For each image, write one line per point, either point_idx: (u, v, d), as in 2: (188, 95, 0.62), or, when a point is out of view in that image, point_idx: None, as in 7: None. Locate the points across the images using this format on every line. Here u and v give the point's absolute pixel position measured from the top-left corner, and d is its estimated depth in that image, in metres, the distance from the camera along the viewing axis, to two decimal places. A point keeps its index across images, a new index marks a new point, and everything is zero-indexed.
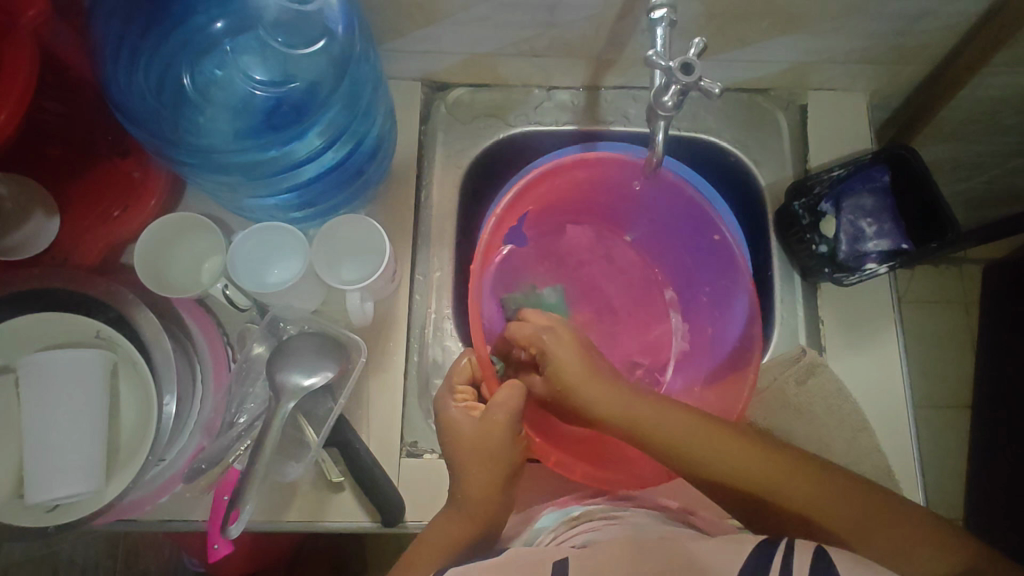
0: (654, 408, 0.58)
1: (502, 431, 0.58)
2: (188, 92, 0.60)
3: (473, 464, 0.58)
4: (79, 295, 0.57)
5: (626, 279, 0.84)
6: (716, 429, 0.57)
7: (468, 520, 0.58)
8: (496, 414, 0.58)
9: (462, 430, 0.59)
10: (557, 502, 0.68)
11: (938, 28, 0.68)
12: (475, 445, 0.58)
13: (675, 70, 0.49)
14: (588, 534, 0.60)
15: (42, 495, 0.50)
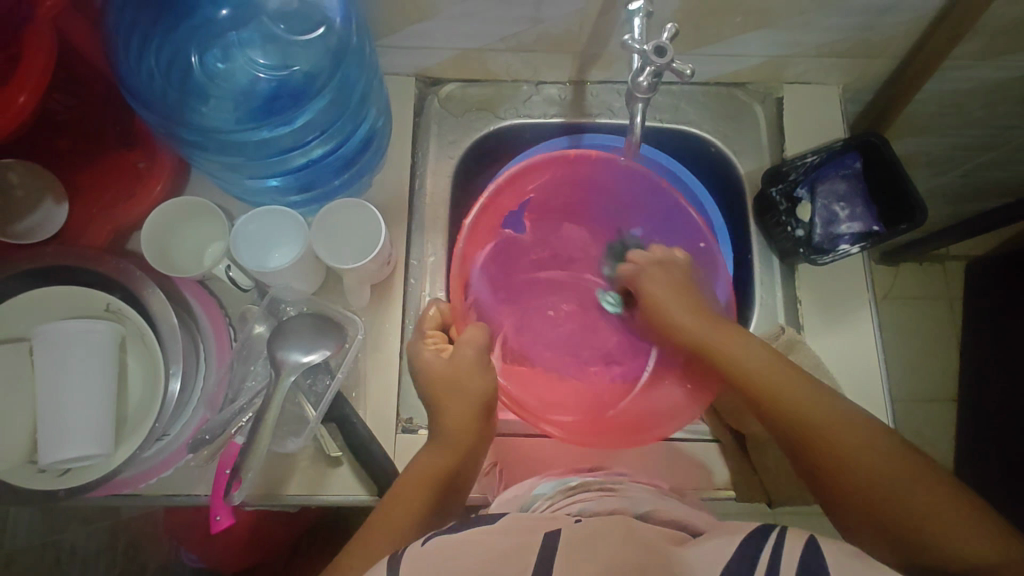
0: (728, 337, 0.65)
1: (469, 364, 0.66)
2: (195, 74, 0.63)
3: (443, 395, 0.65)
4: (91, 271, 0.60)
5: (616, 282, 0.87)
6: (802, 377, 0.61)
7: (447, 450, 0.63)
8: (464, 352, 0.66)
9: (432, 371, 0.66)
10: (555, 475, 0.69)
11: (903, 22, 0.72)
12: (445, 379, 0.65)
13: (650, 53, 0.52)
14: (585, 502, 0.61)
15: (53, 457, 0.53)
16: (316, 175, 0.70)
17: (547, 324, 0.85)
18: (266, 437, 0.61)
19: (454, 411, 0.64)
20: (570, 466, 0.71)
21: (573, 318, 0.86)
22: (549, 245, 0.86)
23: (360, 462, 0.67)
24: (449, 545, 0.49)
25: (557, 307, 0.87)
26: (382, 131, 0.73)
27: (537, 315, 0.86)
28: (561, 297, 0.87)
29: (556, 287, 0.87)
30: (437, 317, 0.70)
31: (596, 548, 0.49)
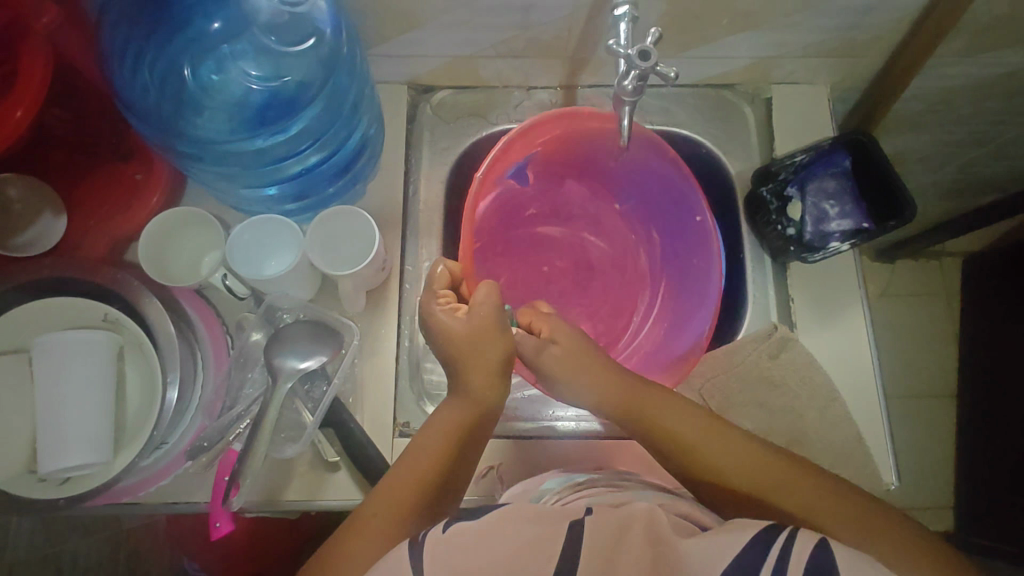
0: (652, 392, 0.62)
1: (492, 324, 0.60)
2: (189, 87, 0.64)
3: (467, 357, 0.60)
4: (88, 281, 0.60)
5: (612, 243, 0.85)
6: (716, 426, 0.60)
7: (466, 406, 0.60)
8: (482, 311, 0.60)
9: (451, 331, 0.61)
10: (560, 470, 0.71)
11: (887, 21, 0.73)
12: (468, 340, 0.60)
13: (633, 57, 0.53)
14: (592, 496, 0.62)
15: (53, 465, 0.53)
16: (309, 183, 0.71)
17: (538, 277, 0.84)
18: (264, 443, 0.62)
19: (477, 371, 0.60)
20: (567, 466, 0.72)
21: (565, 278, 0.84)
22: (550, 198, 0.83)
23: (358, 467, 0.67)
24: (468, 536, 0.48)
25: (554, 264, 0.84)
26: (373, 139, 0.74)
27: (531, 270, 0.84)
28: (557, 255, 0.85)
29: (552, 244, 0.85)
30: (447, 277, 0.66)
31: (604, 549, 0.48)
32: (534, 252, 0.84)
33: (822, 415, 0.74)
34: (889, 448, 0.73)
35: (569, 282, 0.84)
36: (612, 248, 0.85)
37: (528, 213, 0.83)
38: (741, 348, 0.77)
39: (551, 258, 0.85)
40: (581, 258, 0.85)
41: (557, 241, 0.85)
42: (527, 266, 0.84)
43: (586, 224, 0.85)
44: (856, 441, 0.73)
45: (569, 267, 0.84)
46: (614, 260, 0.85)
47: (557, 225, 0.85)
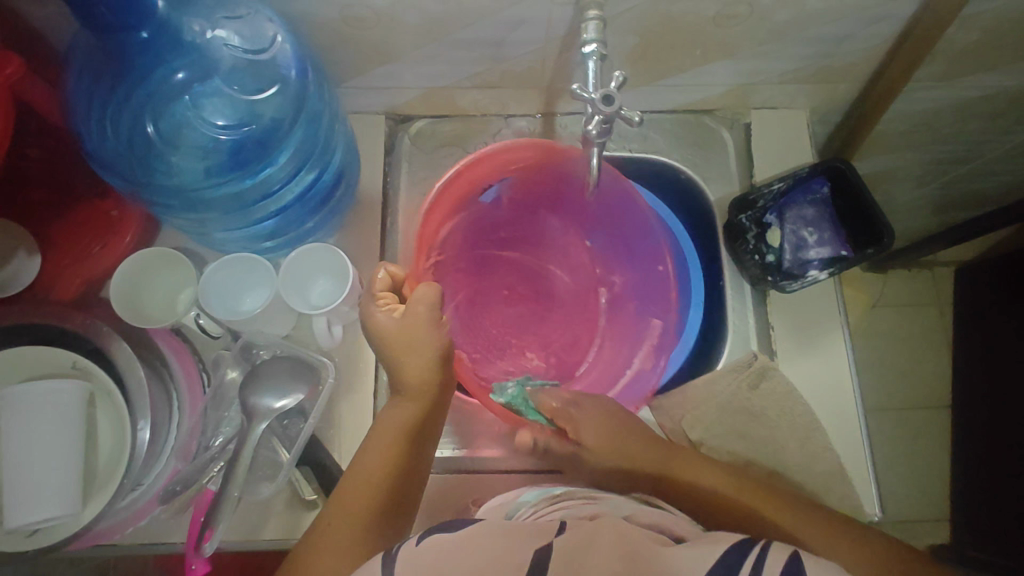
0: (691, 465, 0.67)
1: (423, 321, 0.59)
2: (155, 140, 0.63)
3: (398, 353, 0.59)
4: (59, 327, 0.60)
5: (576, 274, 0.85)
6: (752, 489, 0.65)
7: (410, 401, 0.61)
8: (417, 307, 0.59)
9: (384, 331, 0.59)
10: (536, 485, 0.70)
11: (862, 49, 0.73)
12: (398, 337, 0.59)
13: (597, 102, 0.54)
14: (567, 509, 0.61)
15: (22, 518, 0.54)
16: (284, 223, 0.71)
17: (497, 298, 0.84)
18: (237, 485, 0.62)
19: (410, 367, 0.59)
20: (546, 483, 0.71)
21: (521, 305, 0.84)
22: (521, 226, 0.83)
23: None
24: (437, 549, 0.49)
25: (514, 289, 0.84)
26: (349, 172, 0.73)
27: (491, 290, 0.84)
28: (518, 280, 0.85)
29: (517, 270, 0.85)
30: (388, 279, 0.64)
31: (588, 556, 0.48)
32: (494, 273, 0.84)
33: (804, 445, 0.73)
34: (870, 476, 0.73)
35: (523, 314, 0.84)
36: (575, 279, 0.85)
37: (498, 234, 0.83)
38: (720, 378, 0.76)
39: (512, 279, 0.84)
40: (542, 285, 0.85)
41: (520, 266, 0.85)
42: (487, 288, 0.83)
43: (554, 251, 0.85)
44: (838, 471, 0.72)
45: (527, 296, 0.84)
46: (577, 293, 0.84)
47: (524, 255, 0.85)
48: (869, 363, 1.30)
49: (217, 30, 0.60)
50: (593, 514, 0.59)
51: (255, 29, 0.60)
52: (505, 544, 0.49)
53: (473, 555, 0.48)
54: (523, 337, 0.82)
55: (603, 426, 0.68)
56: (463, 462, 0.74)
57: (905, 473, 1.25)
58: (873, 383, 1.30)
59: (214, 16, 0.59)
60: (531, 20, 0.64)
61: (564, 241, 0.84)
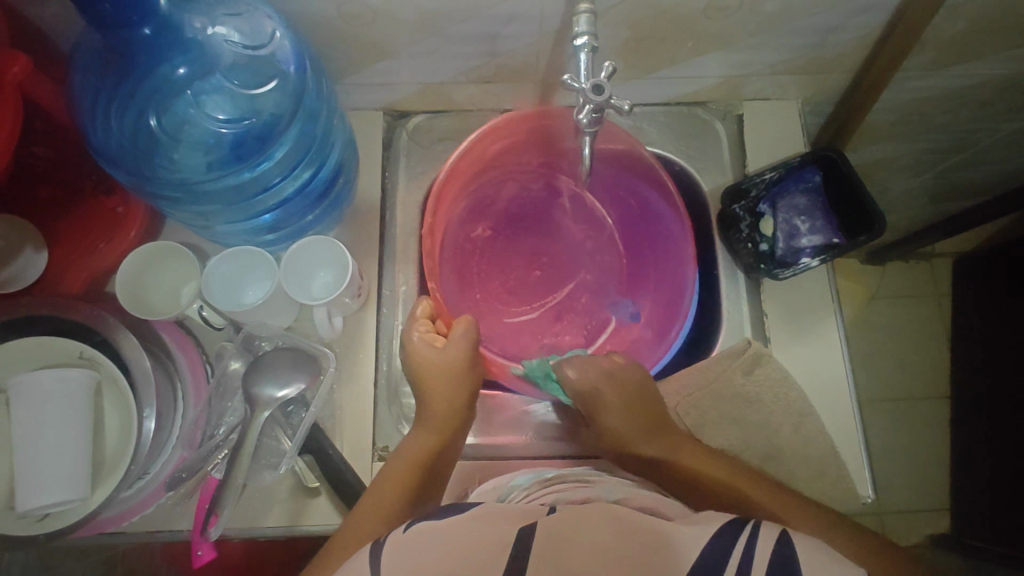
0: (704, 458, 0.67)
1: (463, 359, 0.67)
2: (158, 134, 0.65)
3: (430, 381, 0.66)
4: (66, 319, 0.62)
5: (556, 321, 0.83)
6: (753, 478, 0.65)
7: (431, 431, 0.66)
8: (459, 344, 0.67)
9: (425, 357, 0.66)
10: (531, 468, 0.73)
11: (851, 39, 0.74)
12: (438, 368, 0.66)
13: (587, 91, 0.56)
14: (561, 492, 0.64)
15: (32, 502, 0.55)
16: (286, 215, 0.72)
17: (537, 241, 0.84)
18: (242, 471, 0.63)
19: (435, 394, 0.66)
20: (546, 466, 0.73)
21: (472, 274, 0.82)
22: (581, 248, 0.85)
23: (338, 492, 0.68)
24: (428, 537, 0.50)
25: (517, 288, 0.83)
26: (347, 165, 0.74)
27: (525, 235, 0.84)
28: (522, 275, 0.84)
29: (533, 294, 0.84)
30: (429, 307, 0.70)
31: (586, 537, 0.49)
32: (555, 237, 0.85)
33: (797, 430, 0.75)
34: (863, 460, 0.74)
35: (467, 271, 0.81)
36: (552, 318, 0.83)
37: (579, 303, 0.84)
38: (715, 364, 0.77)
39: (548, 254, 0.84)
40: (525, 297, 0.83)
41: (553, 251, 0.85)
42: (512, 230, 0.84)
43: (553, 322, 0.83)
44: (832, 454, 0.73)
45: (494, 280, 0.83)
46: (492, 322, 0.81)
47: (511, 308, 0.83)
48: (867, 354, 1.31)
49: (217, 27, 0.62)
50: (583, 498, 0.61)
51: (255, 26, 0.62)
52: (490, 532, 0.50)
53: (464, 537, 0.50)
54: (489, 285, 0.83)
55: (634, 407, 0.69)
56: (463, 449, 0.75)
57: (903, 461, 1.26)
58: (871, 373, 1.30)
59: (214, 14, 0.61)
60: (523, 16, 0.65)
61: (555, 340, 0.82)
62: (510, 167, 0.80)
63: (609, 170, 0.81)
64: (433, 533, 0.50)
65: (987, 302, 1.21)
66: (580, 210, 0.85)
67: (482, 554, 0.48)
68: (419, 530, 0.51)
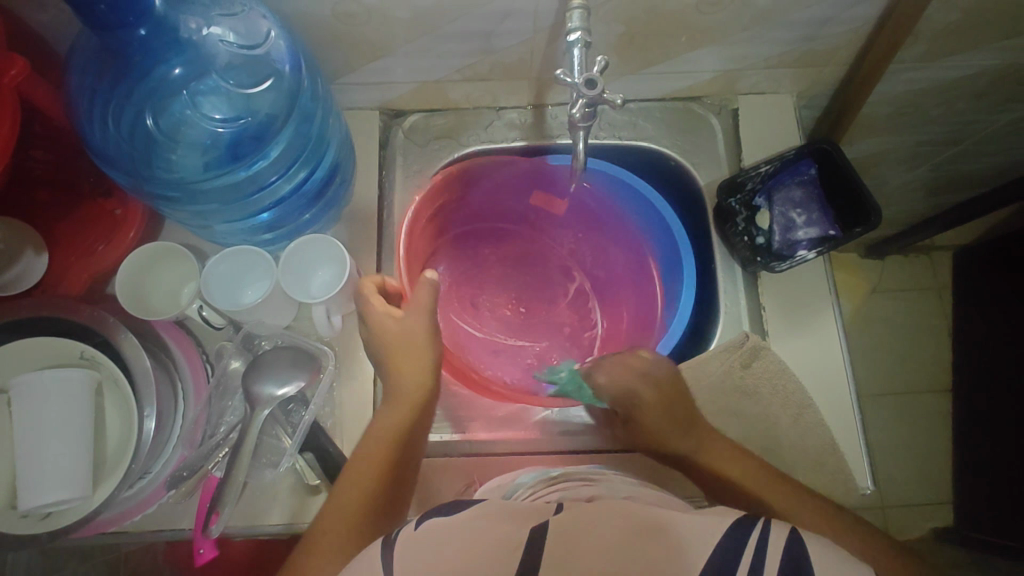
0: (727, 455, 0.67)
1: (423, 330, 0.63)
2: (155, 135, 0.65)
3: (397, 359, 0.63)
4: (66, 320, 0.62)
5: (504, 346, 0.86)
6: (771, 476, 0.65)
7: (404, 408, 0.64)
8: (418, 318, 0.63)
9: (385, 330, 0.63)
10: (535, 467, 0.72)
11: (845, 31, 0.74)
12: (399, 343, 0.63)
13: (580, 86, 0.56)
14: (567, 490, 0.63)
15: (35, 502, 0.55)
16: (284, 214, 0.73)
17: (529, 285, 0.90)
18: (242, 470, 0.64)
19: (406, 370, 0.63)
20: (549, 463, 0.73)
21: (448, 275, 0.87)
22: (555, 300, 0.90)
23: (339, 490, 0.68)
24: (438, 533, 0.50)
25: (485, 310, 0.87)
26: (344, 165, 0.75)
27: (514, 269, 0.91)
28: (495, 306, 0.88)
29: (497, 321, 0.87)
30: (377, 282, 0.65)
31: (590, 529, 0.49)
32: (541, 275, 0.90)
33: (796, 422, 0.75)
34: (862, 452, 0.74)
35: (440, 276, 0.86)
36: (503, 340, 0.86)
37: (528, 361, 0.85)
38: (712, 358, 0.76)
39: (529, 287, 0.90)
40: (492, 312, 0.88)
41: (533, 287, 0.90)
42: (508, 263, 0.91)
43: (505, 343, 0.86)
44: (831, 446, 0.74)
45: (464, 289, 0.88)
46: (449, 315, 0.85)
47: (461, 321, 0.85)
48: (868, 347, 1.31)
49: (212, 28, 0.62)
50: (590, 497, 0.61)
51: (250, 26, 0.62)
52: (495, 526, 0.50)
53: (468, 533, 0.50)
54: (470, 291, 0.88)
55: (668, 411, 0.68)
56: (461, 446, 0.75)
57: (906, 454, 1.26)
58: (872, 367, 1.30)
59: (210, 14, 0.61)
60: (516, 13, 0.65)
61: (490, 362, 0.83)
62: (544, 221, 0.89)
63: (628, 267, 0.87)
64: (442, 529, 0.51)
65: (986, 294, 1.21)
66: (580, 298, 0.90)
67: (486, 549, 0.48)
68: (429, 527, 0.51)
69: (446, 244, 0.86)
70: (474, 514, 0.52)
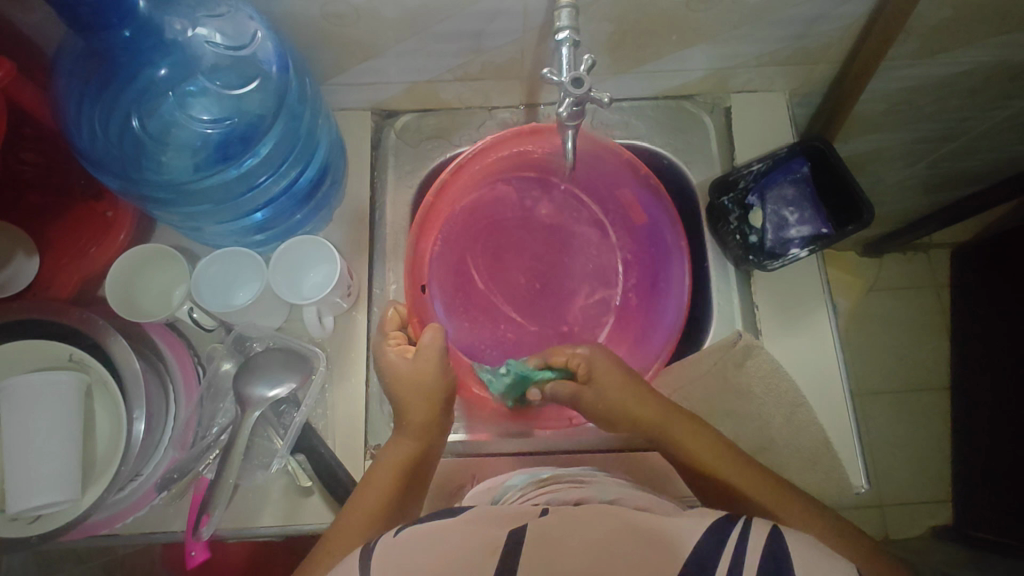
0: (687, 428, 0.67)
1: (433, 364, 0.66)
2: (143, 137, 0.65)
3: (410, 397, 0.66)
4: (55, 322, 0.62)
5: (489, 312, 0.81)
6: (732, 451, 0.65)
7: (411, 438, 0.66)
8: (427, 354, 0.66)
9: (398, 370, 0.66)
10: (527, 469, 0.72)
11: (836, 29, 0.74)
12: (411, 381, 0.66)
13: (567, 84, 0.56)
14: (555, 492, 0.63)
15: (23, 505, 0.55)
16: (274, 215, 0.73)
17: (559, 262, 0.83)
18: (233, 472, 0.64)
19: (414, 409, 0.66)
20: (542, 466, 0.73)
21: (486, 222, 0.82)
22: (557, 275, 0.82)
23: (331, 491, 0.68)
24: (418, 539, 0.51)
25: (480, 276, 0.81)
26: (333, 166, 0.75)
27: (520, 234, 0.82)
28: (512, 269, 0.82)
29: (505, 284, 0.81)
30: (397, 318, 0.72)
31: (578, 530, 0.49)
32: (548, 242, 0.83)
33: (790, 421, 0.75)
34: (856, 452, 0.74)
35: (474, 225, 0.81)
36: (490, 305, 0.81)
37: (500, 335, 0.80)
38: (706, 357, 0.78)
39: (534, 257, 0.82)
40: (489, 274, 0.81)
41: (538, 257, 0.82)
42: (518, 230, 0.82)
43: (493, 311, 0.80)
44: (825, 444, 0.73)
45: (491, 238, 0.82)
46: (437, 274, 0.79)
47: (469, 270, 0.81)
48: (865, 345, 1.30)
49: (198, 28, 0.62)
50: (578, 498, 0.61)
51: (237, 27, 0.62)
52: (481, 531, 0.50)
53: (456, 539, 0.50)
54: (471, 250, 0.81)
55: (620, 389, 0.68)
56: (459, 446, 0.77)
57: (903, 452, 1.26)
58: (869, 365, 1.30)
59: (195, 15, 0.61)
60: (506, 12, 0.65)
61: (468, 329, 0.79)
62: (618, 224, 0.84)
63: (654, 301, 0.81)
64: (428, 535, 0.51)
65: (982, 291, 1.21)
66: (599, 306, 0.82)
67: (472, 552, 0.48)
68: (410, 534, 0.51)
69: (499, 194, 0.82)
70: (453, 521, 0.53)
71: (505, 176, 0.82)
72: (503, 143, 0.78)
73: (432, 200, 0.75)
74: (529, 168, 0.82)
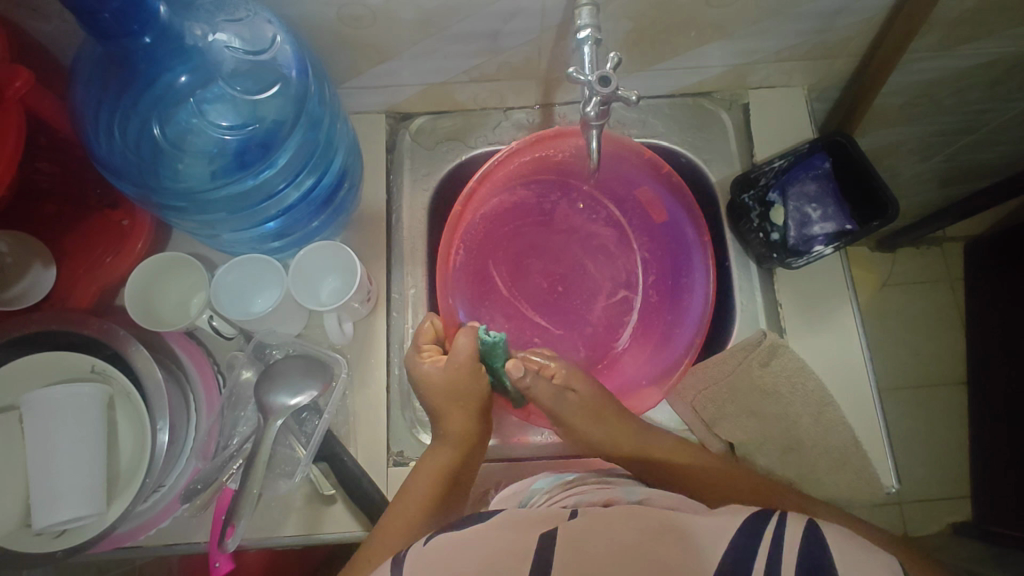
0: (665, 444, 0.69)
1: (467, 372, 0.63)
2: (162, 144, 0.65)
3: (447, 404, 0.64)
4: (74, 334, 0.61)
5: (515, 319, 0.80)
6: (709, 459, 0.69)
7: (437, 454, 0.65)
8: (459, 358, 0.62)
9: (432, 379, 0.64)
10: (552, 472, 0.72)
11: (857, 22, 0.73)
12: (447, 388, 0.63)
13: (594, 83, 0.55)
14: (582, 494, 0.62)
15: (49, 520, 0.55)
16: (290, 222, 0.72)
17: (578, 266, 0.82)
18: (257, 482, 0.63)
19: (454, 416, 0.65)
20: (567, 468, 0.73)
21: (506, 229, 0.80)
22: (573, 282, 0.82)
23: (355, 500, 0.68)
24: (453, 547, 0.49)
25: (503, 281, 0.80)
26: (351, 170, 0.74)
27: (539, 240, 0.82)
28: (534, 274, 0.81)
29: (529, 290, 0.81)
30: (432, 330, 0.67)
31: (611, 536, 0.48)
32: (566, 248, 0.82)
33: (816, 420, 0.74)
34: (885, 450, 0.73)
35: (496, 233, 0.80)
36: (518, 311, 0.80)
37: (527, 341, 0.80)
38: (729, 357, 0.77)
39: (553, 264, 0.82)
40: (517, 278, 0.81)
41: (557, 264, 0.82)
42: (538, 235, 0.82)
43: (518, 318, 0.80)
44: (853, 444, 0.72)
45: (512, 245, 0.81)
46: (464, 280, 0.77)
47: (491, 276, 0.80)
48: (881, 341, 1.29)
49: (218, 34, 0.61)
50: (607, 500, 0.59)
51: (255, 31, 0.61)
52: (511, 541, 0.49)
53: (487, 548, 0.49)
54: (495, 255, 0.80)
55: (602, 410, 0.68)
56: None
57: (922, 448, 1.25)
58: (886, 361, 1.28)
59: (214, 20, 0.60)
60: (524, 11, 0.64)
61: (496, 336, 0.79)
62: (636, 227, 0.83)
63: (674, 300, 0.80)
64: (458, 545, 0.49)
65: (996, 281, 1.20)
66: (622, 307, 0.82)
67: (507, 561, 0.47)
68: (444, 542, 0.50)
69: (515, 203, 0.80)
70: (485, 527, 0.51)
71: (517, 184, 0.79)
72: (521, 153, 0.75)
73: (460, 211, 0.73)
74: (546, 172, 0.80)
